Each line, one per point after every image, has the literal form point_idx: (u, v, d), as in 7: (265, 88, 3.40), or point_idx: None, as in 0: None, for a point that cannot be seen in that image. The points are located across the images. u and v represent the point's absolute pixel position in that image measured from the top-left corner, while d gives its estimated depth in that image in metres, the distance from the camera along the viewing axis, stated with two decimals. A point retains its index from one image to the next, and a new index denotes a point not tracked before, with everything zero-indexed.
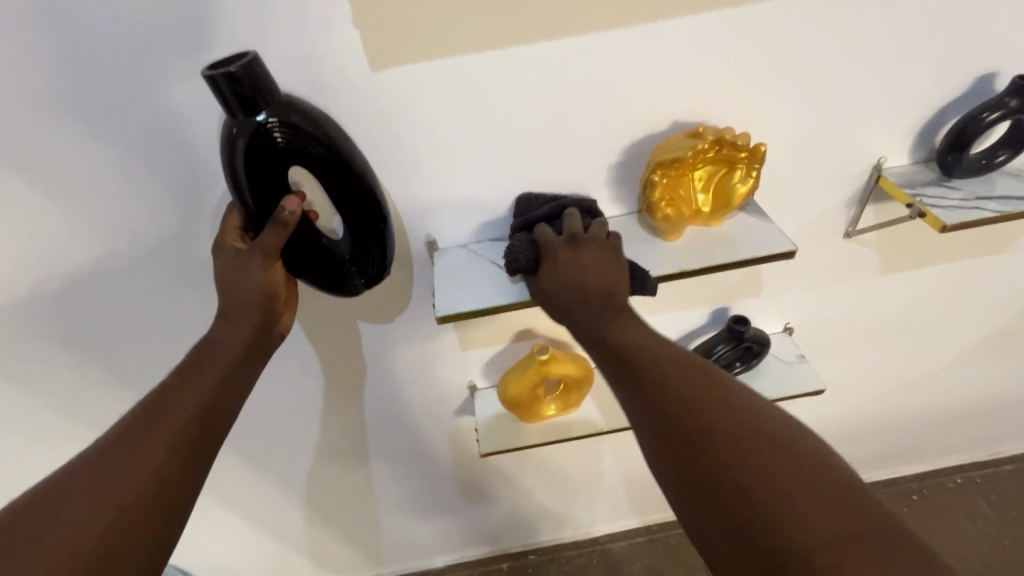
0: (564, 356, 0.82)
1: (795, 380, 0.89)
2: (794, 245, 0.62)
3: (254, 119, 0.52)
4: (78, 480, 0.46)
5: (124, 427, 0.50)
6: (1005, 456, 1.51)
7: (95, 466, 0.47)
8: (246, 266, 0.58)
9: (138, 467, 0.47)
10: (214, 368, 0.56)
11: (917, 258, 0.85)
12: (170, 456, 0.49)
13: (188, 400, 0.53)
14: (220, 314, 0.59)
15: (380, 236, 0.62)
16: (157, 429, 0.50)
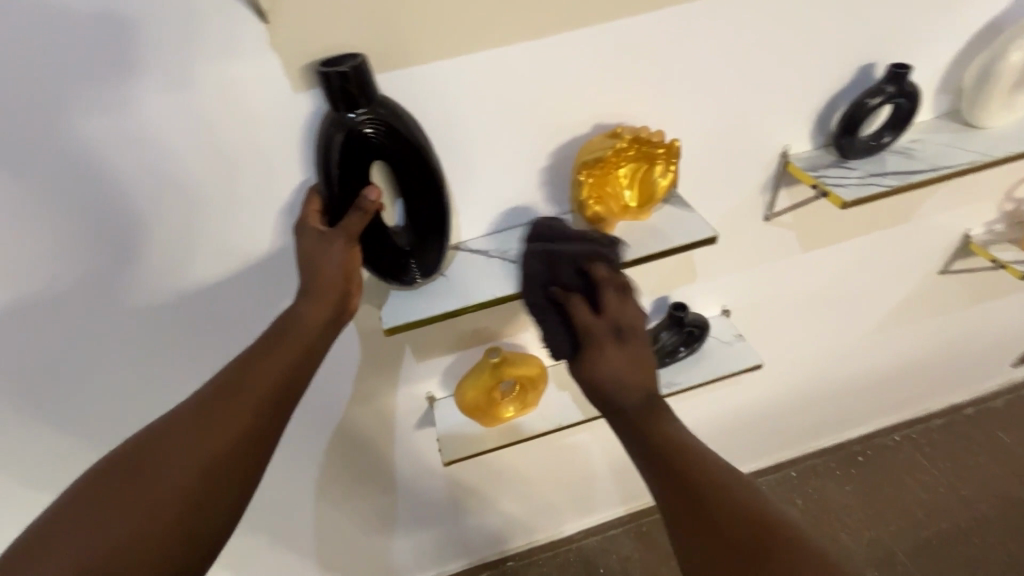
0: (516, 357, 0.81)
1: (735, 358, 0.94)
2: (715, 230, 0.67)
3: (353, 116, 0.55)
4: (178, 427, 0.51)
5: (217, 385, 0.55)
6: (936, 411, 1.65)
7: (193, 416, 0.52)
8: (327, 246, 0.59)
9: (220, 432, 0.51)
10: (297, 341, 0.58)
11: (832, 235, 0.92)
12: (255, 415, 0.53)
13: (268, 369, 0.56)
14: (303, 287, 0.61)
15: (445, 230, 0.64)
16: (243, 391, 0.54)
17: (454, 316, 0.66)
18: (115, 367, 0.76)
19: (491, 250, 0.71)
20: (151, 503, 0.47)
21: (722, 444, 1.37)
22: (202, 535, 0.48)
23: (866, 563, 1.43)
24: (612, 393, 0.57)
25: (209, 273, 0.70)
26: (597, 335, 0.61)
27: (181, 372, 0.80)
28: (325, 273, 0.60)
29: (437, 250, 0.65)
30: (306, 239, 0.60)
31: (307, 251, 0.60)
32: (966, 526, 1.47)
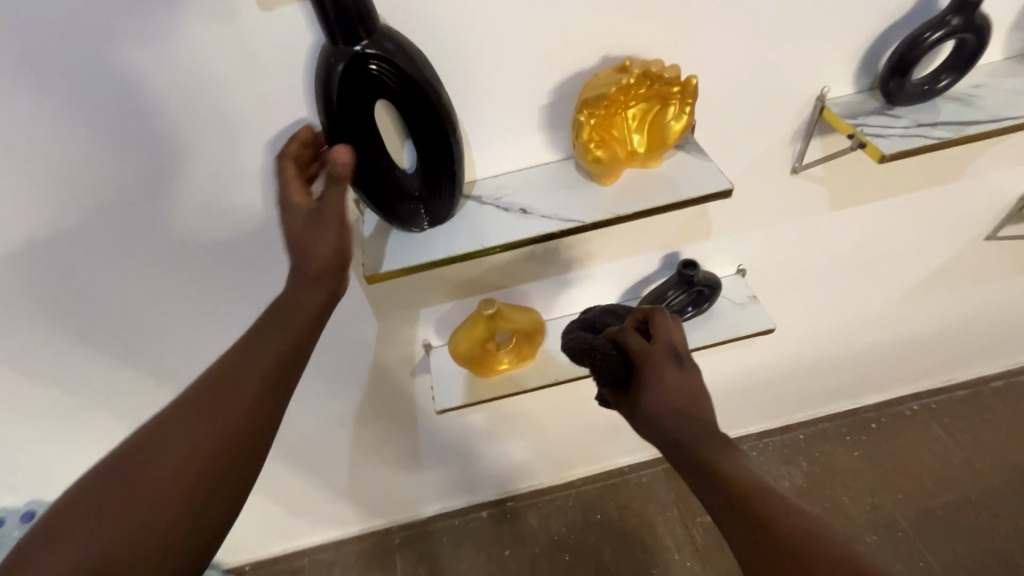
0: (511, 311, 0.78)
1: (747, 320, 0.88)
2: (731, 182, 0.59)
3: (353, 49, 0.47)
4: (176, 419, 0.49)
5: (214, 371, 0.51)
6: (960, 382, 1.58)
7: (190, 407, 0.49)
8: (318, 230, 0.53)
9: (225, 421, 0.49)
10: (296, 321, 0.54)
11: (866, 194, 0.84)
12: (253, 404, 0.50)
13: (267, 355, 0.52)
14: (294, 272, 0.55)
15: (455, 178, 0.57)
16: (240, 378, 0.51)
17: (447, 264, 0.60)
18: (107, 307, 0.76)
19: (483, 195, 0.63)
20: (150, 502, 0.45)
21: (730, 404, 1.35)
22: (204, 529, 0.47)
23: (865, 527, 1.42)
24: (674, 420, 0.59)
25: (191, 214, 0.67)
26: (651, 359, 0.63)
27: (175, 315, 0.79)
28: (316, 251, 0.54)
29: (447, 198, 0.58)
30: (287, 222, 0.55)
31: (290, 232, 0.55)
32: (976, 498, 1.43)
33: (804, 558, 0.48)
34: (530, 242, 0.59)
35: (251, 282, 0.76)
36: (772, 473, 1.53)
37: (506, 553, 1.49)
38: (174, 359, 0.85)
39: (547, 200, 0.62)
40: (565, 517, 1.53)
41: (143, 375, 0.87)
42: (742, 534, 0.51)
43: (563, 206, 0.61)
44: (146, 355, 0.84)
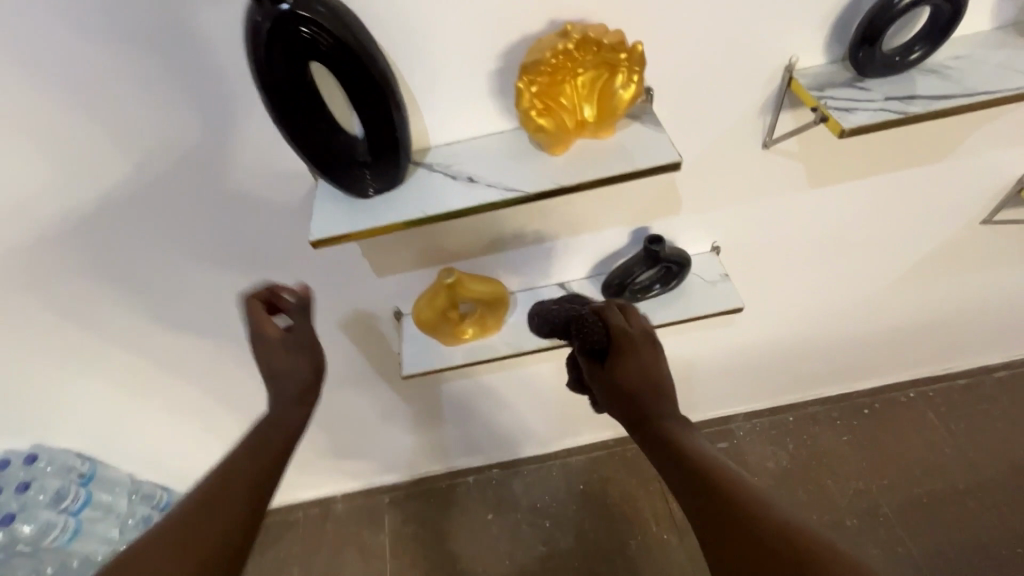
0: (473, 278, 0.79)
1: (716, 298, 0.86)
2: (680, 156, 0.58)
3: (280, 7, 0.46)
4: (159, 538, 0.47)
5: (198, 488, 0.52)
6: (961, 371, 1.54)
7: (174, 521, 0.49)
8: (293, 355, 0.64)
9: (243, 485, 0.53)
10: (277, 439, 0.58)
11: (847, 171, 0.81)
12: (241, 512, 0.51)
13: (254, 467, 0.55)
14: (273, 397, 0.62)
15: (398, 143, 0.57)
16: (228, 488, 0.52)
17: (392, 230, 0.60)
18: (84, 266, 0.79)
19: (434, 162, 0.63)
20: None
21: (714, 384, 1.34)
22: None
23: (846, 511, 1.42)
24: (643, 389, 0.62)
25: (155, 176, 0.69)
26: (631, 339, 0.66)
27: (152, 273, 0.82)
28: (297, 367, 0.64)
29: (398, 165, 0.59)
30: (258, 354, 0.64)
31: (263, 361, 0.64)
32: (965, 488, 1.41)
33: (731, 492, 0.51)
34: (473, 211, 0.59)
35: (219, 241, 0.79)
36: (757, 454, 1.53)
37: (488, 518, 1.54)
38: (157, 315, 0.89)
39: (495, 169, 0.61)
40: (549, 486, 1.56)
41: (128, 329, 0.92)
42: (694, 490, 0.53)
43: (510, 176, 0.60)
44: (130, 310, 0.88)
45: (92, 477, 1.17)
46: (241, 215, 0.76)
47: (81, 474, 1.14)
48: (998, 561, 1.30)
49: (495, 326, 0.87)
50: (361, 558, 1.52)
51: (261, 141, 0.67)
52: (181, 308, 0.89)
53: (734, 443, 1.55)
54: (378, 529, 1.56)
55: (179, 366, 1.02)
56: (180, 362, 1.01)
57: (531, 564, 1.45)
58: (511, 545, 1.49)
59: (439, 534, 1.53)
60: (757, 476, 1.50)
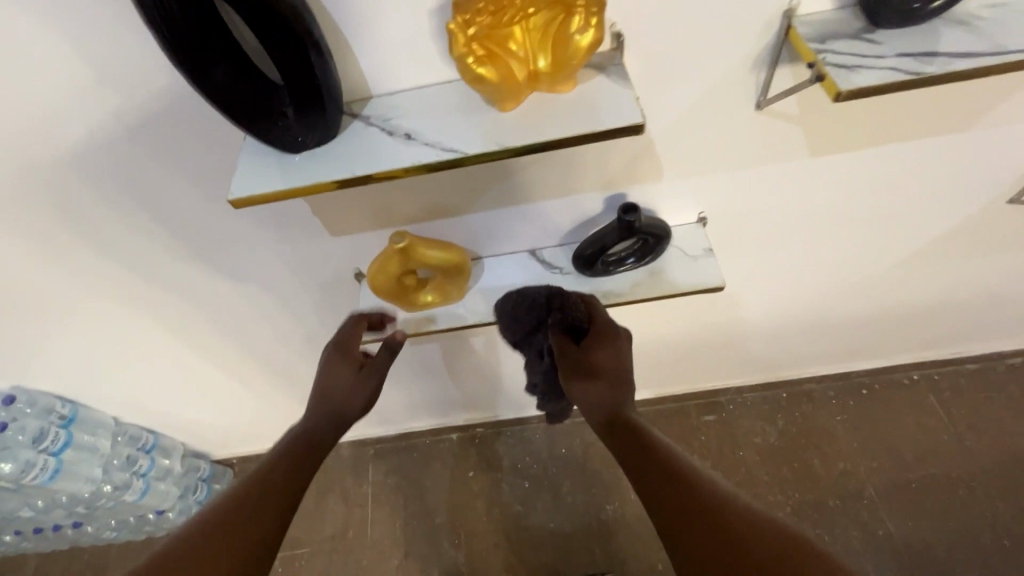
0: (426, 244, 0.73)
1: (695, 274, 0.79)
2: (644, 117, 0.49)
3: None
4: (203, 537, 0.58)
5: (233, 499, 0.62)
6: (972, 356, 1.46)
7: (218, 526, 0.59)
8: (364, 377, 0.76)
9: (270, 505, 0.62)
10: (307, 457, 0.69)
11: (858, 139, 0.71)
12: (273, 520, 0.61)
13: (282, 481, 0.65)
14: (321, 411, 0.73)
15: (322, 89, 0.50)
16: (262, 502, 0.62)
17: (319, 190, 0.54)
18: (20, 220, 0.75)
19: (372, 115, 0.56)
20: None
21: (704, 359, 1.29)
22: None
23: (830, 490, 1.39)
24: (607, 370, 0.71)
25: (72, 125, 0.62)
26: (609, 331, 0.75)
27: (95, 226, 0.77)
28: (349, 402, 0.75)
29: (328, 114, 0.53)
30: (332, 364, 0.77)
31: (330, 370, 0.77)
32: (958, 475, 1.37)
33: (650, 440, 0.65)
34: (405, 172, 0.52)
35: (161, 197, 0.74)
36: (745, 428, 1.50)
37: (470, 475, 1.55)
38: (110, 268, 0.86)
39: (436, 126, 0.53)
40: (531, 448, 1.56)
41: (83, 284, 0.89)
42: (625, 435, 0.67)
43: (450, 133, 0.52)
44: (81, 263, 0.84)
45: (74, 419, 1.18)
46: (181, 168, 0.70)
47: (61, 416, 1.15)
48: (981, 549, 1.28)
49: (456, 291, 0.83)
50: (344, 506, 1.56)
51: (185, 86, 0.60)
52: (135, 260, 0.85)
53: (722, 416, 1.52)
54: (361, 479, 1.59)
55: (144, 320, 0.99)
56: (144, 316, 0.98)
57: (508, 522, 1.47)
58: (490, 502, 1.50)
59: (420, 487, 1.55)
60: (743, 450, 1.47)
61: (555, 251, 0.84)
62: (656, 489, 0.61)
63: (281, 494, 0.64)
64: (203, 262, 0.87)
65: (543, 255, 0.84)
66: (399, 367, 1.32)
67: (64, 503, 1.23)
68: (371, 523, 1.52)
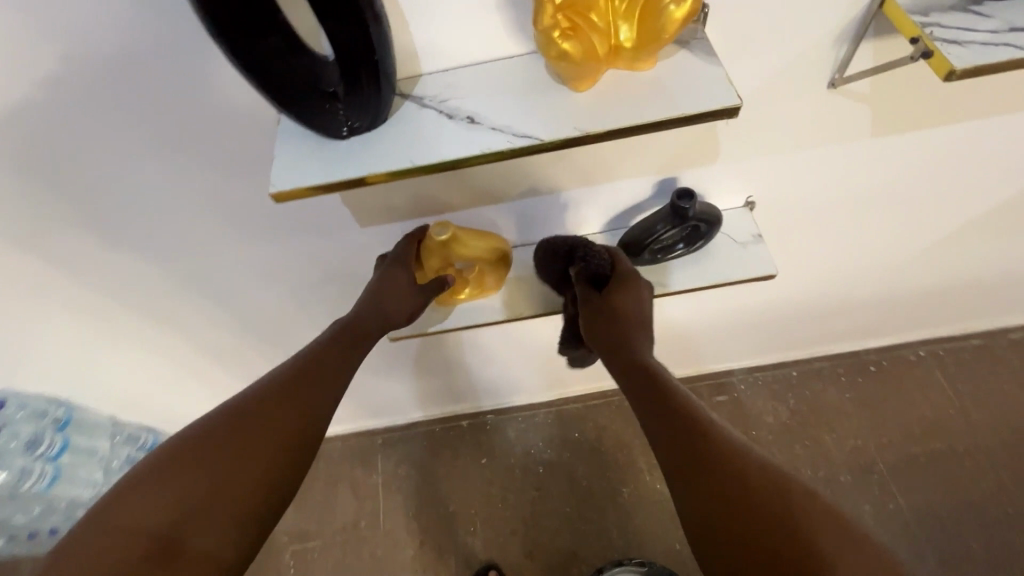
0: (469, 235, 0.71)
1: (745, 263, 0.76)
2: (740, 99, 0.45)
3: None
4: (243, 421, 0.57)
5: (274, 388, 0.61)
6: (978, 331, 1.48)
7: (256, 413, 0.58)
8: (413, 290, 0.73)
9: (302, 415, 0.60)
10: (349, 357, 0.67)
11: (921, 118, 0.68)
12: (313, 417, 0.61)
13: (325, 377, 0.63)
14: (370, 309, 0.71)
15: (378, 66, 0.44)
16: (302, 397, 0.61)
17: (369, 183, 0.48)
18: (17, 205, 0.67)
19: (426, 97, 0.50)
20: (231, 479, 0.54)
21: (724, 343, 1.27)
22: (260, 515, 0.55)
23: (841, 467, 1.41)
24: (627, 314, 0.72)
25: (77, 96, 0.55)
26: (631, 275, 0.74)
27: (101, 210, 0.71)
28: (396, 312, 0.73)
29: (377, 96, 0.46)
30: (391, 272, 0.72)
31: (386, 279, 0.72)
32: (964, 449, 1.40)
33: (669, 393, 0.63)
34: (472, 161, 0.47)
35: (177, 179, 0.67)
36: (757, 407, 1.50)
37: (483, 462, 1.53)
38: (113, 256, 0.79)
39: (502, 108, 0.48)
40: (544, 433, 1.54)
41: (84, 272, 0.82)
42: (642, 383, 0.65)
43: (521, 116, 0.47)
44: (84, 251, 0.78)
45: (69, 422, 1.08)
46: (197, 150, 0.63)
47: (56, 419, 1.05)
48: (986, 519, 1.31)
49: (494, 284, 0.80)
50: (354, 496, 1.52)
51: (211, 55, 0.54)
52: (141, 249, 0.78)
53: (734, 396, 1.51)
54: (370, 468, 1.55)
55: (149, 310, 0.93)
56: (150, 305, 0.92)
57: (523, 508, 1.46)
58: (504, 488, 1.49)
59: (432, 476, 1.52)
60: (755, 430, 1.48)
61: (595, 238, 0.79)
62: (665, 447, 0.59)
63: (323, 389, 0.63)
64: (217, 249, 0.81)
65: None
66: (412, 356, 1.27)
67: (61, 509, 1.15)
68: (383, 513, 1.49)
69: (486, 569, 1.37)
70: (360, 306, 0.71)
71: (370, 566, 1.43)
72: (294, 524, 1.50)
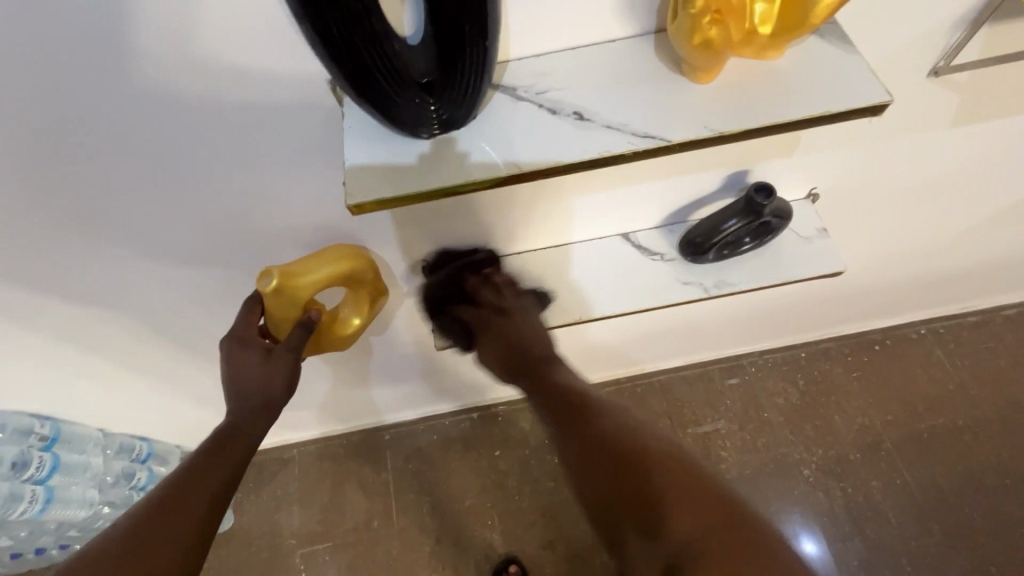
0: (303, 265, 0.61)
1: (812, 258, 0.72)
2: (889, 95, 0.40)
3: None
4: (106, 555, 0.47)
5: (147, 506, 0.50)
6: (974, 309, 1.53)
7: (121, 542, 0.47)
8: (268, 362, 0.60)
9: (179, 527, 0.49)
10: (234, 453, 0.56)
11: (1001, 107, 0.65)
12: (194, 531, 0.50)
13: (206, 483, 0.53)
14: (237, 396, 0.59)
15: (486, 55, 0.36)
16: (181, 509, 0.50)
17: (457, 192, 0.42)
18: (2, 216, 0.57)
19: (521, 87, 0.43)
20: None
21: (747, 332, 1.25)
22: None
23: (851, 446, 1.44)
24: (513, 348, 0.70)
25: (91, 81, 0.45)
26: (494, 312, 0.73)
27: (102, 221, 0.61)
28: (273, 387, 0.59)
29: (473, 90, 0.38)
30: (238, 353, 0.60)
31: (236, 365, 0.60)
32: (964, 423, 1.45)
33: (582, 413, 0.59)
34: (584, 165, 0.41)
35: (196, 188, 0.58)
36: (768, 390, 1.50)
37: (496, 455, 1.49)
38: (114, 269, 0.69)
39: (615, 102, 0.42)
40: None
41: (76, 286, 0.72)
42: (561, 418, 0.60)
43: (638, 113, 0.41)
44: (76, 264, 0.67)
45: (58, 439, 1.00)
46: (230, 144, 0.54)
47: (43, 437, 0.98)
48: (986, 490, 1.38)
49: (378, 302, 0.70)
50: (364, 495, 1.47)
51: (264, 28, 0.44)
52: (147, 257, 0.68)
53: (744, 378, 1.51)
54: (379, 466, 1.49)
55: (150, 319, 0.83)
56: (151, 316, 0.82)
57: (541, 500, 1.44)
58: (520, 481, 1.46)
59: (444, 470, 1.48)
60: (768, 412, 1.48)
61: (652, 234, 0.74)
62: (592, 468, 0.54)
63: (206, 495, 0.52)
64: (234, 259, 0.71)
65: (639, 239, 0.75)
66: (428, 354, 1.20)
67: (52, 529, 1.06)
68: (396, 512, 1.45)
69: (509, 562, 1.36)
70: (228, 409, 0.59)
71: (386, 566, 1.39)
72: (302, 528, 1.44)
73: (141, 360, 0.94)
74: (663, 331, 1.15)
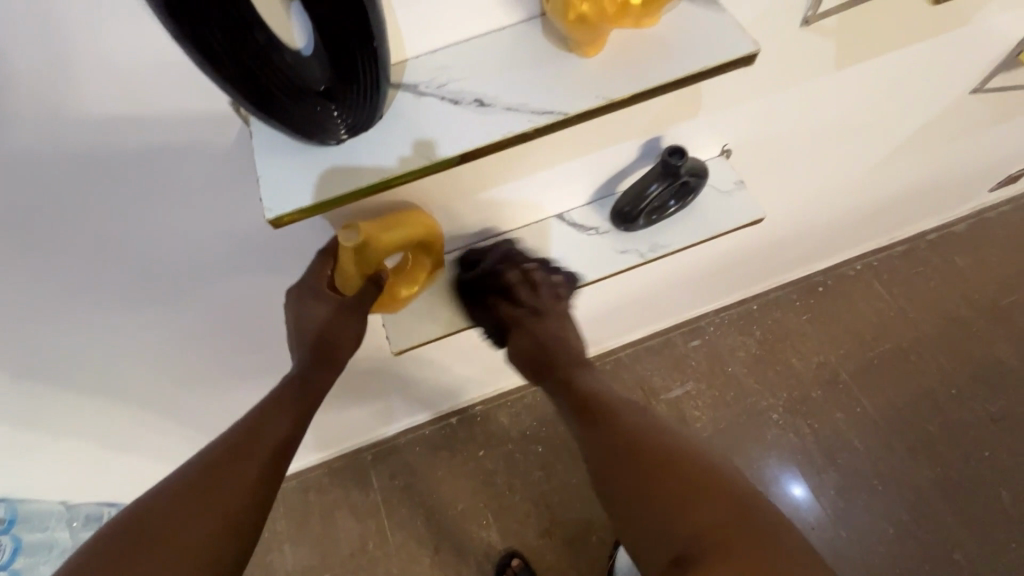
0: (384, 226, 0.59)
1: (734, 210, 0.77)
2: (756, 45, 0.43)
3: None
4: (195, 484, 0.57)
5: (225, 445, 0.61)
6: (900, 239, 1.64)
7: (207, 472, 0.58)
8: (340, 320, 0.67)
9: (253, 467, 0.60)
10: (298, 405, 0.67)
11: (873, 48, 0.71)
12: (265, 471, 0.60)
13: (275, 428, 0.64)
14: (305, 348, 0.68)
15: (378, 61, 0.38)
16: (254, 450, 0.61)
17: (376, 189, 0.44)
18: None
19: (421, 82, 0.44)
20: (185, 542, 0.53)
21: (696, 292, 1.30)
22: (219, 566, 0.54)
23: (812, 384, 1.52)
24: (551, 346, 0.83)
25: None
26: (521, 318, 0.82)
27: (19, 296, 0.58)
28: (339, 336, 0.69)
29: (372, 91, 0.40)
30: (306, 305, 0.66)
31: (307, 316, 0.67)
32: (907, 344, 1.55)
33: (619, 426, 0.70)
34: (492, 148, 0.44)
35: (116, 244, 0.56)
36: (727, 345, 1.57)
37: (481, 454, 1.50)
38: (42, 339, 0.66)
39: (512, 85, 0.44)
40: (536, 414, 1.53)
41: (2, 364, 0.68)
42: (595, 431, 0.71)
43: (535, 93, 0.44)
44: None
45: (15, 519, 0.92)
46: (145, 190, 0.51)
47: None
48: (936, 403, 1.48)
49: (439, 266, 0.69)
50: (356, 519, 1.45)
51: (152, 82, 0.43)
52: (75, 321, 0.65)
53: (705, 339, 1.57)
54: (366, 488, 1.48)
55: (97, 380, 0.79)
56: (92, 381, 0.79)
57: (533, 489, 1.46)
58: (509, 476, 1.47)
59: (431, 480, 1.48)
60: (731, 366, 1.54)
61: (585, 211, 0.77)
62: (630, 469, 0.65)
63: (276, 439, 0.63)
64: (169, 305, 0.69)
65: (573, 217, 0.77)
66: (395, 368, 1.20)
67: None
68: (391, 530, 1.44)
69: (511, 555, 1.38)
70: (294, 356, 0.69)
71: None
72: (297, 565, 1.41)
73: (90, 425, 0.90)
74: (619, 303, 1.19)
